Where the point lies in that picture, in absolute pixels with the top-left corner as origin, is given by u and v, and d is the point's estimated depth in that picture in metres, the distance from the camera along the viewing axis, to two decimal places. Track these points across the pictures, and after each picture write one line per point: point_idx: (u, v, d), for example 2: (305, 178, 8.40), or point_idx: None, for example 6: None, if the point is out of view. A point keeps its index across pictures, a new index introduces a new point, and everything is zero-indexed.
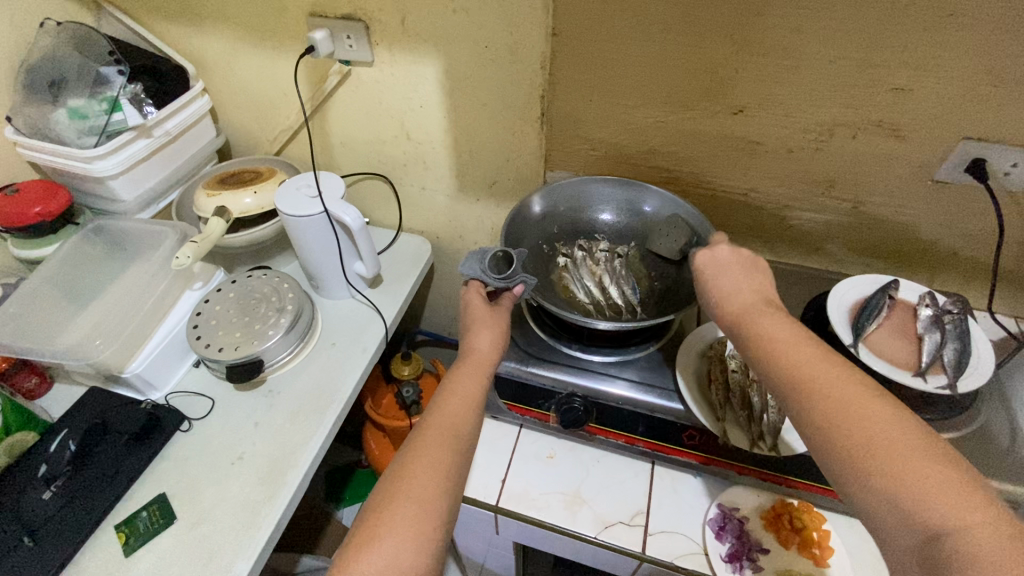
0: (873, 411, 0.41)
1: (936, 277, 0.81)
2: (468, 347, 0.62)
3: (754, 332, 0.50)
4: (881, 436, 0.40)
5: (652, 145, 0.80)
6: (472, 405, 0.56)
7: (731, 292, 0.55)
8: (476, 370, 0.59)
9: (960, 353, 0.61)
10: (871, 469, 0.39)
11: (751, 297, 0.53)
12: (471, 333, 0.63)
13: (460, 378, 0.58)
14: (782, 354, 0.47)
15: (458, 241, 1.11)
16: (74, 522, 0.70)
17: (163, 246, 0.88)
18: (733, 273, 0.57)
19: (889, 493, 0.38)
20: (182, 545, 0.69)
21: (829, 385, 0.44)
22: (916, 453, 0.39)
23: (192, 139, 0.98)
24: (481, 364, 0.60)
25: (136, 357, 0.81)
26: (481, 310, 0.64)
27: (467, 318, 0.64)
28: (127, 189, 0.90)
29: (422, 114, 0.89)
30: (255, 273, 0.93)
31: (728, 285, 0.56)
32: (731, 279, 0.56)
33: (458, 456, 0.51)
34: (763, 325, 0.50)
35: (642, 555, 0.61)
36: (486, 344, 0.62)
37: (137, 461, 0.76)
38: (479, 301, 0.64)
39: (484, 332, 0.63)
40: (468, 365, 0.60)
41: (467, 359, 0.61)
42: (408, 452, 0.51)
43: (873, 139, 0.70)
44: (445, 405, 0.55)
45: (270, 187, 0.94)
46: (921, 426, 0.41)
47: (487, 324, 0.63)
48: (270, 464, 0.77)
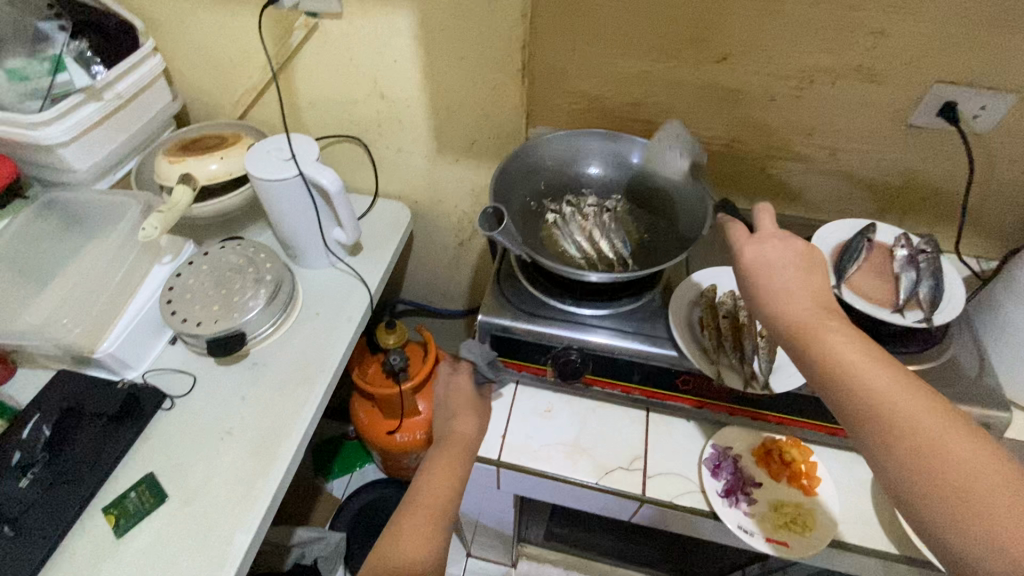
0: (959, 440, 0.38)
1: (907, 221, 0.84)
2: (445, 423, 0.67)
3: (817, 345, 0.44)
4: (970, 471, 0.37)
5: (636, 97, 0.79)
6: (454, 482, 0.61)
7: (787, 293, 0.48)
8: (454, 449, 0.64)
9: (934, 288, 0.65)
10: (957, 509, 0.36)
11: (813, 302, 0.47)
12: (449, 412, 0.68)
13: (437, 458, 0.63)
14: (854, 381, 0.42)
15: (437, 205, 1.08)
16: (58, 506, 0.68)
17: (126, 217, 0.83)
18: (781, 276, 0.49)
19: (980, 534, 0.35)
20: (177, 523, 0.68)
21: (907, 411, 0.40)
22: (1009, 491, 0.36)
23: (147, 103, 0.91)
24: (460, 440, 0.64)
25: (106, 336, 0.76)
26: (458, 389, 0.70)
27: (446, 399, 0.69)
28: (81, 158, 0.84)
29: (397, 70, 0.85)
30: (227, 243, 0.90)
31: (780, 292, 0.48)
32: (781, 285, 0.49)
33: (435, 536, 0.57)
34: (829, 338, 0.44)
35: (643, 497, 0.63)
36: (462, 419, 0.66)
37: (119, 443, 0.74)
38: (456, 383, 0.70)
39: (460, 408, 0.68)
40: (447, 444, 0.64)
41: (445, 436, 0.65)
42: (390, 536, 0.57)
43: (852, 85, 0.71)
44: (429, 480, 0.61)
45: (237, 152, 0.89)
46: (1010, 460, 0.37)
47: (465, 402, 0.68)
48: (262, 437, 0.76)
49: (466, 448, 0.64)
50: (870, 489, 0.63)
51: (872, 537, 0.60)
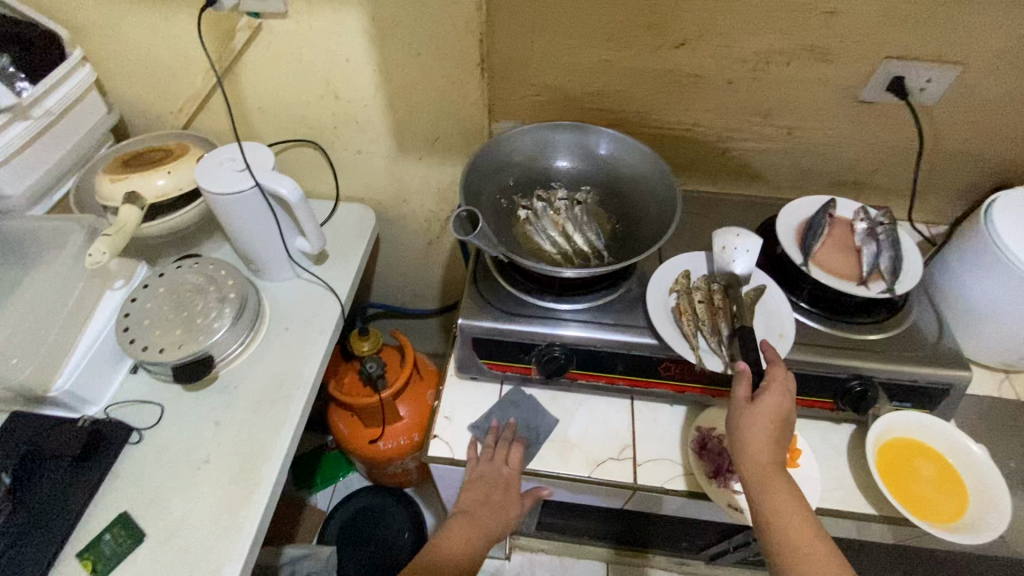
0: None
1: (862, 193, 0.87)
2: (469, 502, 0.67)
3: (765, 487, 0.52)
4: None
5: (597, 87, 0.79)
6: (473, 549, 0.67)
7: (760, 435, 0.54)
8: (475, 532, 0.67)
9: (894, 259, 0.67)
10: None
11: (776, 448, 0.54)
12: (473, 488, 0.66)
13: (455, 539, 0.67)
14: (781, 527, 0.51)
15: (402, 205, 1.05)
16: (25, 559, 0.64)
17: (68, 245, 0.78)
18: (774, 425, 0.55)
19: None
20: (158, 561, 0.65)
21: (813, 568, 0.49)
22: None
23: (80, 119, 0.85)
24: (480, 524, 0.67)
25: (60, 372, 0.72)
26: (489, 469, 0.65)
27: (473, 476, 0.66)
28: (11, 182, 0.77)
29: (350, 70, 0.82)
30: (184, 262, 0.85)
31: (765, 438, 0.54)
32: (769, 437, 0.54)
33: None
34: (775, 487, 0.52)
35: (635, 485, 0.64)
36: (488, 505, 0.67)
37: (86, 483, 0.70)
38: (488, 463, 0.66)
39: (489, 495, 0.67)
40: (469, 526, 0.67)
41: (468, 518, 0.67)
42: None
43: (806, 65, 0.73)
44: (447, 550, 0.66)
45: (186, 165, 0.84)
46: None
47: (496, 492, 0.66)
48: (241, 463, 0.73)
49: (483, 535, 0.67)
50: (846, 454, 0.67)
51: (852, 500, 0.63)
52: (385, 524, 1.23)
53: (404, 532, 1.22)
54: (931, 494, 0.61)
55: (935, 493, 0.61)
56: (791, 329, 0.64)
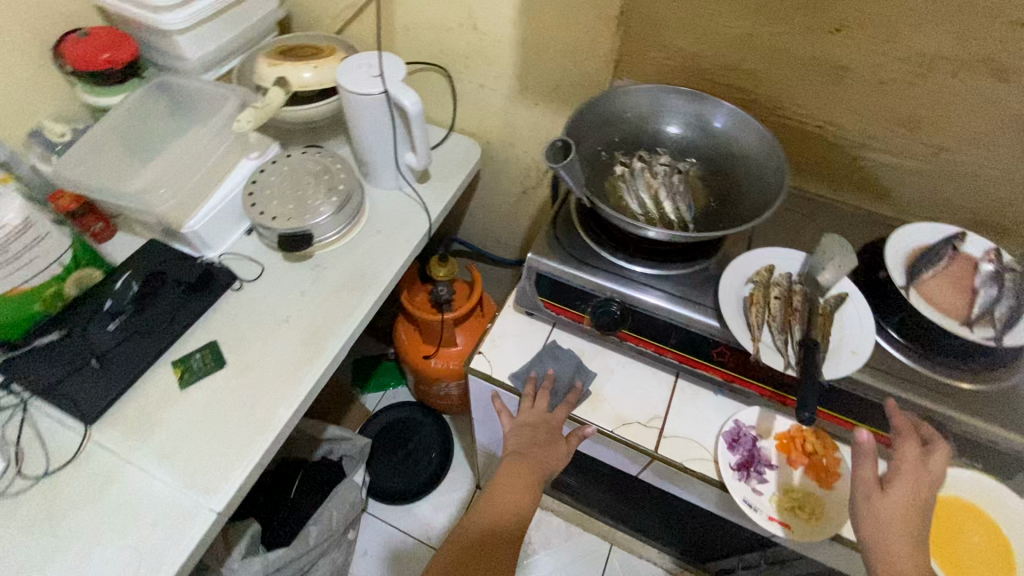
0: None
1: (1004, 241, 0.77)
2: (517, 448, 0.66)
3: None
4: None
5: (732, 62, 0.76)
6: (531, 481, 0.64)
7: (894, 527, 0.51)
8: (527, 474, 0.64)
9: (1014, 310, 0.61)
10: None
11: (913, 544, 0.51)
12: (520, 432, 0.66)
13: (509, 478, 0.64)
14: None
15: (509, 147, 1.09)
16: (137, 353, 0.77)
17: (222, 110, 0.90)
18: (908, 515, 0.52)
19: None
20: (231, 386, 0.76)
21: None
22: None
23: (255, 6, 0.96)
24: (537, 465, 0.65)
25: (193, 215, 0.85)
26: (533, 415, 0.67)
27: (515, 422, 0.68)
28: (192, 47, 0.90)
29: (493, 2, 0.85)
30: (309, 150, 0.95)
31: (902, 527, 0.51)
32: (907, 527, 0.51)
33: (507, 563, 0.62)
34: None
35: (654, 453, 0.64)
36: (536, 445, 0.65)
37: (192, 309, 0.82)
38: (528, 409, 0.67)
39: (535, 438, 0.66)
40: (519, 469, 0.64)
41: (518, 459, 0.65)
42: (461, 560, 0.60)
43: (975, 80, 0.65)
44: (506, 481, 0.64)
45: (331, 63, 0.93)
46: None
47: (541, 433, 0.66)
48: (314, 330, 0.82)
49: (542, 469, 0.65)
50: None
51: None
52: (417, 438, 1.33)
53: (432, 451, 1.31)
54: (974, 566, 0.56)
55: (978, 563, 0.56)
56: (865, 349, 0.60)
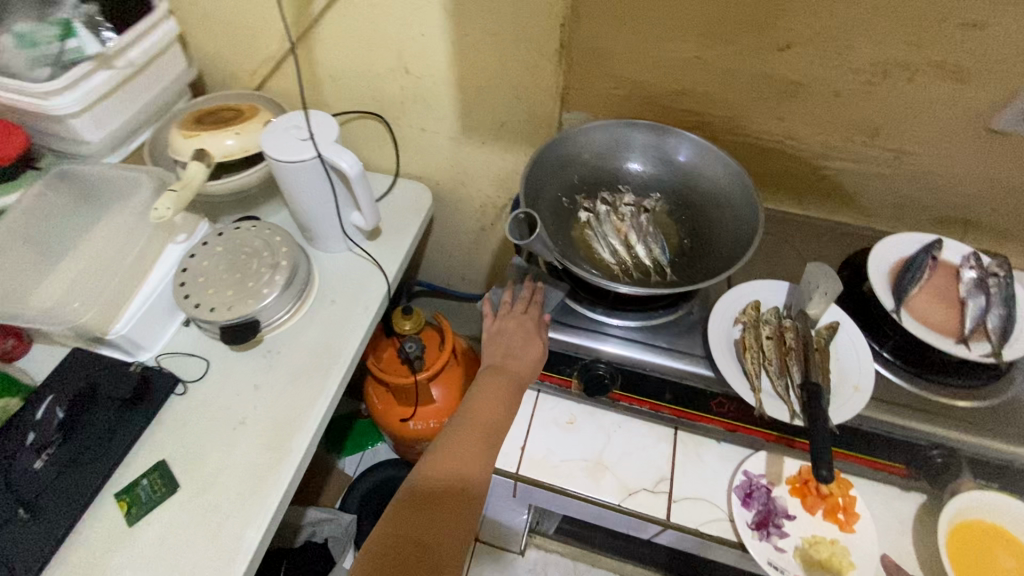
0: None
1: (970, 234, 0.77)
2: (495, 360, 0.63)
3: None
4: None
5: (685, 85, 0.72)
6: (503, 399, 0.61)
7: None
8: (507, 392, 0.61)
9: (1006, 318, 0.59)
10: None
11: None
12: (496, 342, 0.64)
13: (486, 391, 0.61)
14: None
15: (460, 187, 1.03)
16: (70, 491, 0.67)
17: (138, 196, 0.80)
18: None
19: None
20: (187, 513, 0.67)
21: None
22: None
23: (160, 72, 0.87)
24: (510, 377, 0.62)
25: (120, 317, 0.75)
26: (511, 321, 0.64)
27: (493, 330, 0.65)
28: (92, 129, 0.80)
29: (423, 45, 0.79)
30: (242, 224, 0.86)
31: None
32: None
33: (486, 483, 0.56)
34: None
35: (667, 522, 0.60)
36: (512, 355, 0.62)
37: (131, 427, 0.73)
38: (506, 315, 0.65)
39: (510, 346, 0.63)
40: (498, 386, 0.61)
41: (498, 372, 0.62)
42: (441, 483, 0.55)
43: (931, 83, 0.64)
44: (477, 400, 0.60)
45: (254, 127, 0.84)
46: None
47: (514, 339, 0.63)
48: (275, 428, 0.74)
49: (516, 385, 0.62)
50: (911, 526, 0.60)
51: None
52: None
53: None
54: None
55: None
56: (868, 383, 0.57)
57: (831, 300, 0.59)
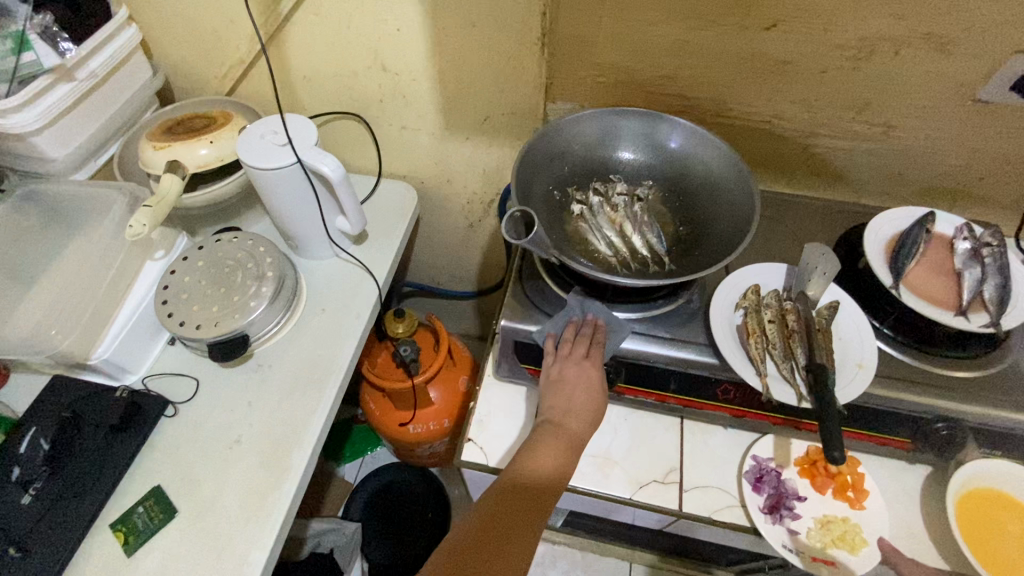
0: None
1: (958, 204, 0.77)
2: (555, 413, 0.56)
3: None
4: None
5: (671, 69, 0.71)
6: (562, 464, 0.54)
7: None
8: (566, 454, 0.55)
9: (1002, 288, 0.59)
10: None
11: None
12: (557, 395, 0.57)
13: (546, 451, 0.55)
14: None
15: (445, 184, 1.00)
16: (63, 526, 0.65)
17: (111, 213, 0.77)
18: None
19: None
20: (188, 539, 0.65)
21: None
22: None
23: (124, 82, 0.83)
24: (570, 437, 0.56)
25: (100, 342, 0.71)
26: (573, 370, 0.58)
27: (553, 377, 0.58)
28: (55, 145, 0.76)
29: (400, 40, 0.76)
30: (223, 235, 0.83)
31: None
32: None
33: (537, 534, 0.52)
34: None
35: (679, 512, 0.59)
36: (574, 414, 0.56)
37: (121, 454, 0.70)
38: (567, 363, 0.58)
39: (570, 402, 0.57)
40: (558, 448, 0.55)
41: (559, 430, 0.55)
42: (480, 548, 0.50)
43: (917, 55, 0.63)
44: (535, 463, 0.54)
45: (228, 134, 0.81)
46: None
47: (575, 397, 0.57)
48: (273, 445, 0.72)
49: (574, 448, 0.55)
50: (920, 498, 0.60)
51: (924, 552, 0.57)
52: (408, 503, 1.24)
53: (428, 510, 1.23)
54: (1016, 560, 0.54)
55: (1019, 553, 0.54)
56: (872, 359, 0.57)
57: (828, 281, 0.61)
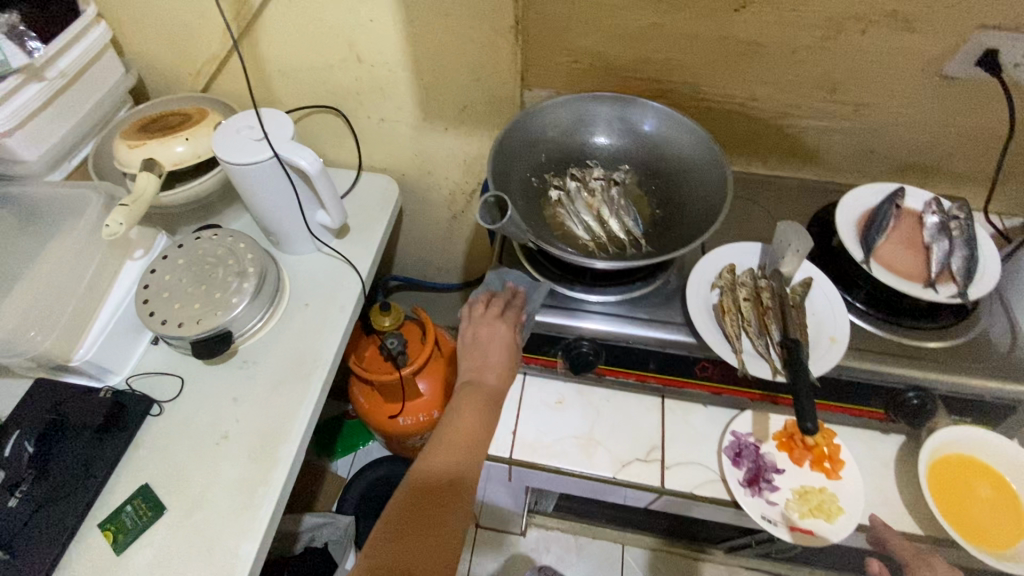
0: None
1: (930, 180, 0.79)
2: (471, 372, 0.62)
3: None
4: None
5: (644, 54, 0.72)
6: (480, 416, 0.59)
7: None
8: (483, 405, 0.60)
9: (969, 259, 0.61)
10: None
11: None
12: (472, 353, 0.62)
13: (463, 407, 0.59)
14: None
15: (427, 176, 1.00)
16: (51, 526, 0.65)
17: (86, 214, 0.75)
18: None
19: None
20: (178, 535, 0.65)
21: None
22: None
23: (96, 81, 0.82)
24: (485, 390, 0.60)
25: (82, 342, 0.72)
26: (487, 330, 0.63)
27: (469, 338, 0.63)
28: (27, 147, 0.75)
29: (374, 31, 0.76)
30: (202, 233, 0.82)
31: None
32: None
33: (458, 504, 0.54)
34: None
35: (662, 489, 0.61)
36: (489, 368, 0.61)
37: (107, 454, 0.70)
38: (481, 323, 0.63)
39: (484, 359, 0.62)
40: (473, 400, 0.60)
41: (473, 386, 0.61)
42: (411, 509, 0.53)
43: (884, 33, 0.64)
44: (454, 419, 0.58)
45: (204, 131, 0.81)
46: None
47: (490, 353, 0.62)
48: (260, 440, 0.72)
49: (490, 398, 0.60)
50: (895, 467, 0.62)
51: (897, 517, 0.59)
52: None
53: None
54: (986, 520, 0.56)
55: (988, 514, 0.57)
56: (844, 333, 0.58)
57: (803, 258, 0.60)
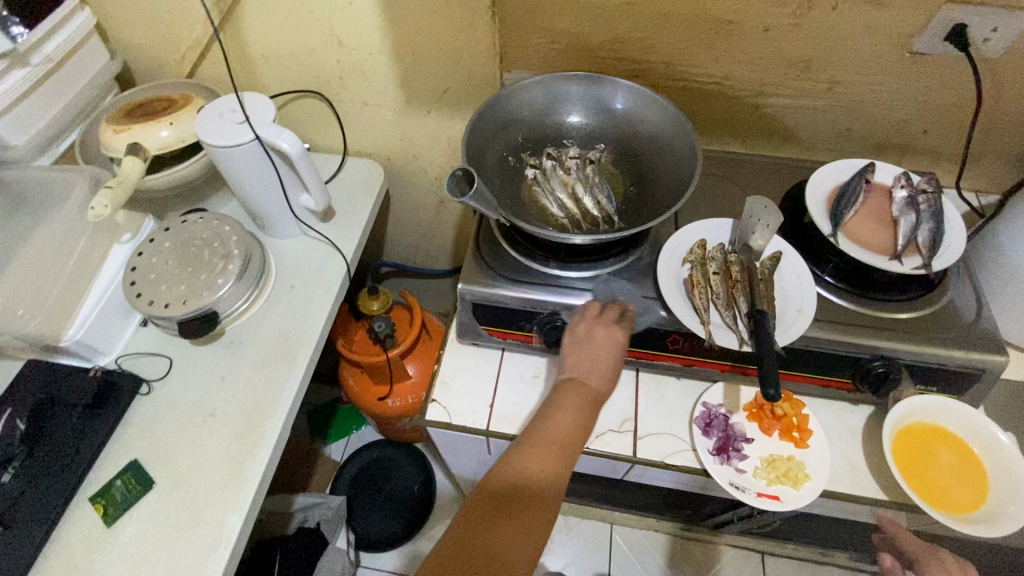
0: None
1: (905, 157, 0.80)
2: (576, 370, 0.57)
3: None
4: None
5: (618, 34, 0.72)
6: (580, 419, 0.54)
7: None
8: (583, 409, 0.55)
9: (935, 231, 0.62)
10: None
11: None
12: (578, 351, 0.58)
13: (565, 406, 0.55)
14: None
15: (412, 160, 1.02)
16: (43, 500, 0.67)
17: (73, 196, 0.77)
18: None
19: None
20: (166, 507, 0.67)
21: None
22: None
23: (81, 67, 0.83)
24: (587, 393, 0.56)
25: (71, 322, 0.73)
26: (599, 331, 0.58)
27: (578, 334, 0.59)
28: (14, 132, 0.77)
29: (353, 14, 0.77)
30: (188, 216, 0.84)
31: None
32: None
33: (544, 511, 0.49)
34: None
35: (633, 458, 0.62)
36: (596, 371, 0.57)
37: (97, 431, 0.72)
38: (596, 324, 0.58)
39: (594, 357, 0.57)
40: (576, 402, 0.55)
41: (577, 387, 0.56)
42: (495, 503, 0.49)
43: (853, 10, 0.65)
44: (554, 417, 0.54)
45: (188, 115, 0.81)
46: None
47: (601, 356, 0.57)
48: (246, 417, 0.74)
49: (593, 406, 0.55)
50: (861, 436, 0.63)
51: (862, 483, 0.61)
52: (394, 476, 1.27)
53: (413, 483, 1.26)
54: (951, 486, 0.58)
55: (953, 481, 0.58)
56: (811, 306, 0.59)
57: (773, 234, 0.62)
